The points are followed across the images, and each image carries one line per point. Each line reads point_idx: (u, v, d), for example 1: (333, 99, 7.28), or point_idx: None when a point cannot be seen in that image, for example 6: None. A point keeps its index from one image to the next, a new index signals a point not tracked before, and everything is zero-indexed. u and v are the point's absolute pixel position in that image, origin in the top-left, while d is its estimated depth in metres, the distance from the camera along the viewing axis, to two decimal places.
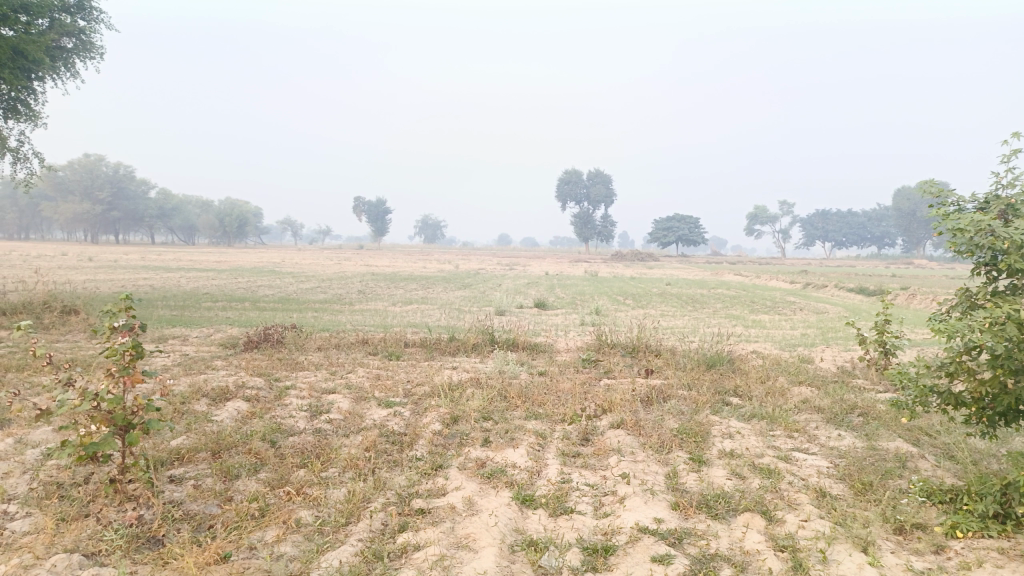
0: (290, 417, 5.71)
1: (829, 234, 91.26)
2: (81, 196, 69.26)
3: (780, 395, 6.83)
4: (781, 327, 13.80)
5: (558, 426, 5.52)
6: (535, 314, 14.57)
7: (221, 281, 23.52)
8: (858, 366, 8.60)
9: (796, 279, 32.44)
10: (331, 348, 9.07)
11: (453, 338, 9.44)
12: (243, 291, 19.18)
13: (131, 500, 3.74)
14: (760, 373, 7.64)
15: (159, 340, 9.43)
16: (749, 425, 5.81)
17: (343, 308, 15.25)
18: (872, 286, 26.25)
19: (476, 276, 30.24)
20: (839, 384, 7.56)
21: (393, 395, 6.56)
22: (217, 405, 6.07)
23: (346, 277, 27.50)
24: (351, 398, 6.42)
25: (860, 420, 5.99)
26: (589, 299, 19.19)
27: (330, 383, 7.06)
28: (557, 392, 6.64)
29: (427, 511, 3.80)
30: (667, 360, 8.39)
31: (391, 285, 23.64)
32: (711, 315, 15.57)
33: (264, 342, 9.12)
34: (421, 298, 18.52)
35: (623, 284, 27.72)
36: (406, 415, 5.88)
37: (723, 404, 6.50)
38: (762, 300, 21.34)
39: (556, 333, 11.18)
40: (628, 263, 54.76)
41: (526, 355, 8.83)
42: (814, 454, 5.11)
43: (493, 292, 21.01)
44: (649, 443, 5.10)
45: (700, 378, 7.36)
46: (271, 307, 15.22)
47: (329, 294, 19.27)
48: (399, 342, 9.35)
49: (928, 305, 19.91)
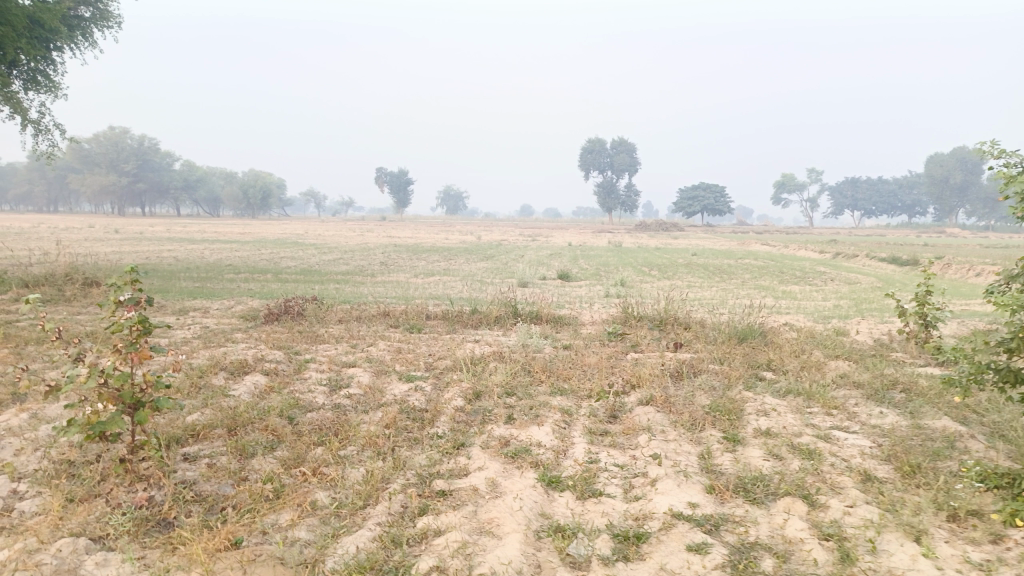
0: (308, 392, 5.55)
1: (858, 203, 89.38)
2: (108, 169, 69.91)
3: (816, 370, 6.56)
4: (812, 298, 13.43)
5: (584, 403, 5.31)
6: (558, 285, 14.31)
7: (245, 252, 23.56)
8: (896, 340, 8.26)
9: (825, 249, 31.66)
10: (351, 320, 8.92)
11: (475, 310, 9.25)
12: (266, 263, 19.16)
13: (143, 480, 3.60)
14: (795, 346, 7.35)
15: (180, 312, 9.36)
16: (785, 402, 5.55)
17: (365, 280, 15.11)
18: (903, 257, 25.55)
19: (498, 247, 29.99)
20: (877, 358, 7.26)
21: (415, 369, 6.40)
22: (235, 379, 5.95)
23: (369, 249, 27.36)
24: (371, 373, 6.26)
25: (902, 397, 5.71)
26: (615, 270, 18.85)
27: (350, 356, 6.91)
28: (583, 366, 6.43)
29: (448, 494, 3.62)
30: (696, 333, 8.12)
31: (413, 256, 23.47)
32: (740, 286, 15.19)
33: (285, 314, 9.00)
34: (443, 269, 18.35)
35: (648, 255, 27.27)
36: (427, 390, 5.70)
37: (756, 379, 6.25)
38: (790, 270, 20.84)
39: (580, 305, 10.95)
40: (653, 233, 54.06)
41: (550, 328, 8.62)
42: (856, 433, 4.86)
43: (516, 263, 20.76)
44: (681, 421, 4.87)
45: (732, 352, 7.09)
46: (292, 279, 15.13)
47: (351, 265, 19.20)
48: (421, 315, 9.18)
49: (963, 277, 19.28)
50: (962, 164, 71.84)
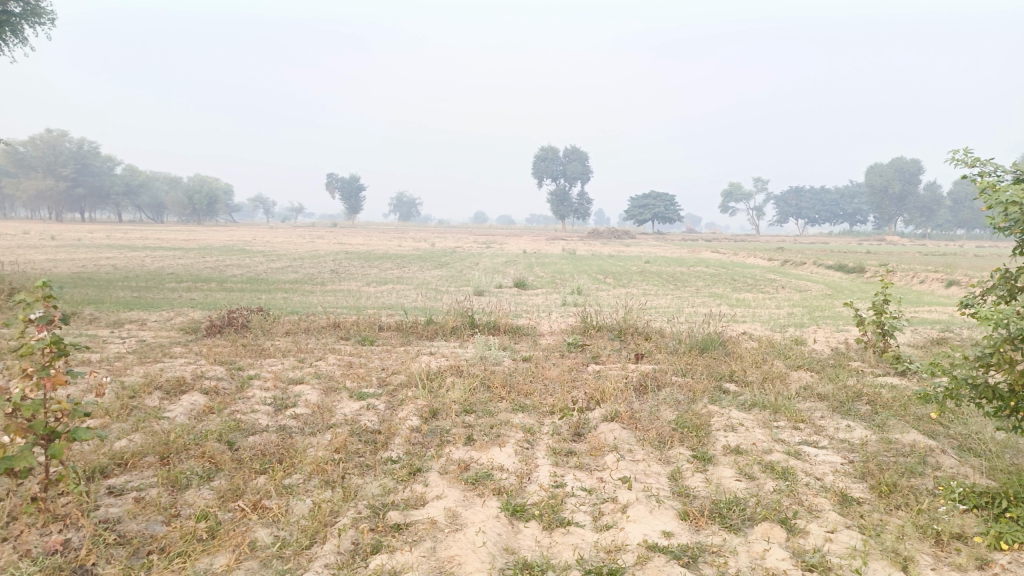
0: (251, 412, 5.16)
1: (803, 211, 91.65)
2: (44, 174, 67.28)
3: (779, 381, 6.44)
4: (766, 305, 13.49)
5: (547, 420, 5.06)
6: (514, 294, 14.08)
7: (189, 260, 22.74)
8: (854, 349, 8.24)
9: (775, 256, 32.17)
10: (299, 332, 8.50)
11: (430, 321, 8.92)
12: (210, 271, 18.48)
13: (58, 520, 3.19)
14: (756, 357, 7.24)
15: (114, 325, 8.80)
16: (751, 416, 5.39)
17: (314, 289, 14.61)
18: (850, 263, 26.11)
19: (451, 255, 29.65)
20: (838, 367, 7.19)
21: (367, 385, 6.05)
22: (171, 398, 5.52)
23: (319, 256, 26.69)
24: (320, 390, 5.90)
25: (868, 409, 5.61)
26: (570, 278, 18.69)
27: (298, 372, 6.53)
28: (544, 380, 6.17)
29: (404, 527, 3.32)
30: (657, 344, 7.95)
31: (364, 264, 22.94)
32: (696, 294, 15.15)
33: (228, 326, 8.53)
34: (396, 277, 17.95)
35: (602, 262, 27.23)
36: (380, 408, 5.37)
37: (720, 391, 6.09)
38: (743, 278, 21.00)
39: (538, 314, 10.73)
40: (605, 240, 54.38)
41: (508, 339, 8.36)
42: (826, 449, 4.73)
43: (470, 271, 20.44)
44: (648, 438, 4.66)
45: (694, 364, 6.94)
46: (238, 288, 14.54)
47: (300, 273, 18.65)
48: (373, 326, 8.80)
49: (908, 284, 19.70)
50: (901, 174, 74.27)
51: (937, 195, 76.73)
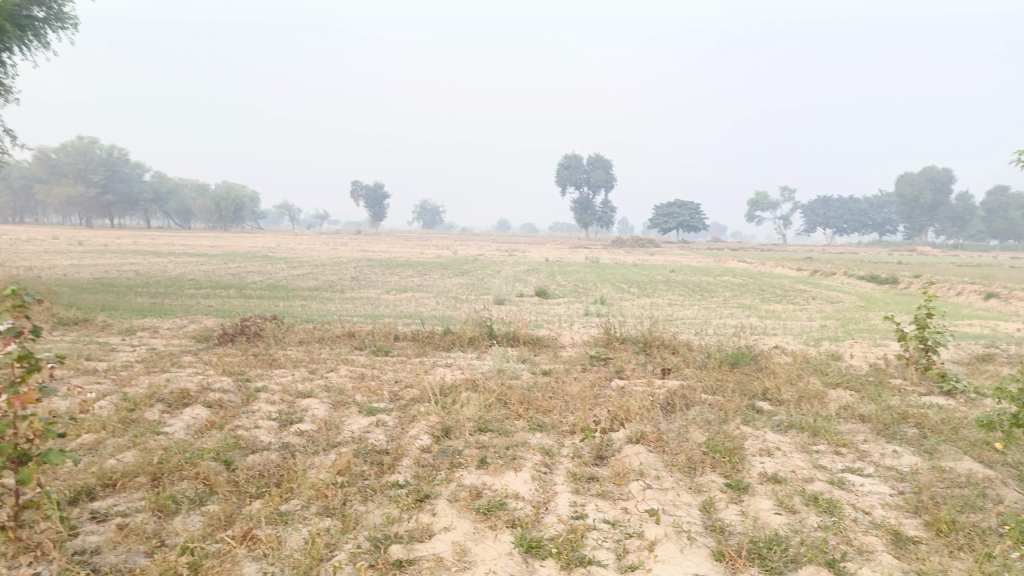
0: (254, 429, 4.88)
1: (831, 221, 90.25)
2: (75, 180, 68.37)
3: (816, 401, 6.02)
4: (797, 317, 13.01)
5: (566, 441, 4.72)
6: (536, 303, 13.75)
7: (211, 266, 22.71)
8: (894, 364, 7.78)
9: (803, 266, 31.43)
10: (312, 342, 8.24)
11: (447, 331, 8.61)
12: (230, 278, 18.38)
13: (28, 553, 2.92)
14: (791, 373, 6.83)
15: (126, 333, 8.61)
16: (788, 439, 5.00)
17: (332, 296, 14.41)
18: (882, 274, 25.40)
19: (473, 262, 29.39)
20: (878, 385, 6.76)
21: (378, 399, 5.75)
22: (172, 412, 5.26)
23: (340, 263, 26.57)
24: (328, 404, 5.61)
25: (915, 432, 5.19)
26: (593, 287, 18.31)
27: (307, 384, 6.26)
28: (564, 397, 5.83)
29: (407, 564, 3.00)
30: (684, 358, 7.57)
31: (385, 271, 22.76)
32: (723, 305, 14.71)
33: (240, 335, 8.29)
34: (417, 285, 17.72)
35: (626, 271, 26.81)
36: (389, 425, 5.06)
37: (753, 411, 5.71)
38: (772, 288, 20.50)
39: (559, 324, 10.39)
40: (628, 249, 54.00)
41: (528, 351, 8.03)
42: (872, 478, 4.33)
43: (491, 279, 20.19)
44: (676, 463, 4.30)
45: (724, 380, 6.55)
46: (256, 295, 14.40)
47: (320, 280, 18.48)
48: (389, 336, 8.52)
49: (943, 296, 19.06)
50: (931, 183, 72.92)
51: (969, 205, 75.16)
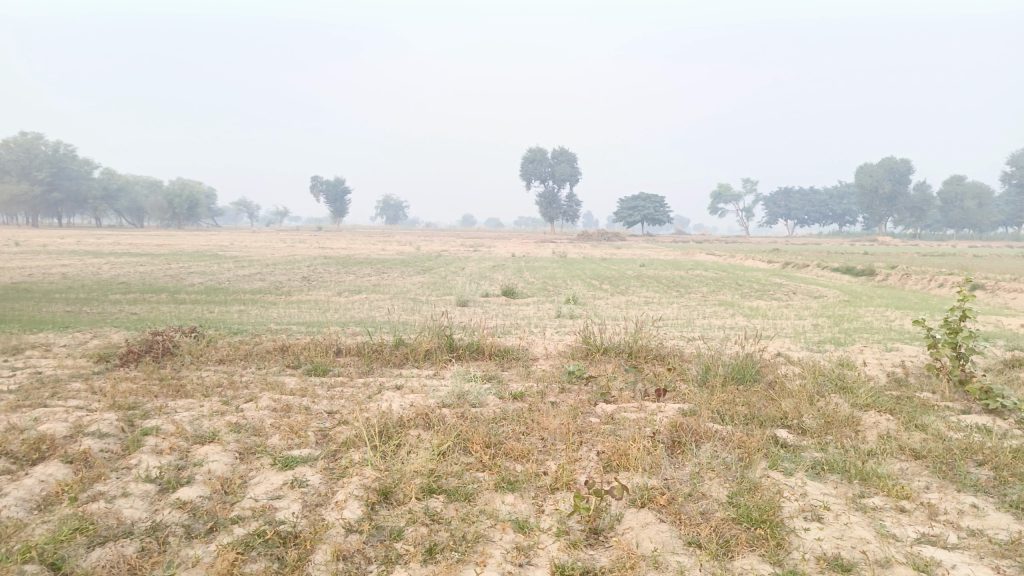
0: (119, 501, 3.55)
1: (793, 212, 90.73)
2: (19, 177, 65.05)
3: (849, 430, 4.90)
4: (786, 315, 11.99)
5: (548, 508, 3.49)
6: (503, 303, 12.51)
7: (151, 267, 20.97)
8: (919, 375, 6.70)
9: (773, 258, 30.72)
10: (235, 361, 6.87)
11: (398, 342, 7.31)
12: (168, 280, 16.74)
13: None
14: (809, 392, 5.71)
15: (11, 352, 7.13)
16: (834, 491, 3.84)
17: (276, 300, 12.99)
18: (854, 265, 24.75)
19: (435, 258, 28.00)
20: (912, 402, 5.68)
21: (300, 443, 4.44)
22: (15, 472, 3.90)
23: (295, 261, 24.97)
24: (235, 452, 4.29)
25: (988, 474, 4.06)
26: (563, 284, 17.13)
27: (214, 422, 4.91)
28: (541, 433, 4.60)
29: None
30: (679, 374, 6.40)
31: (340, 270, 21.28)
32: (703, 302, 13.63)
33: (147, 354, 6.88)
34: (373, 285, 16.35)
35: (595, 265, 25.79)
36: (309, 485, 3.78)
37: (777, 446, 4.54)
38: (747, 282, 19.63)
39: (528, 330, 9.19)
40: (593, 242, 53.03)
41: (494, 367, 6.81)
42: (963, 553, 3.19)
43: (453, 277, 18.87)
44: (702, 546, 3.11)
45: (734, 403, 5.38)
46: (190, 300, 12.90)
47: (268, 281, 16.97)
48: (330, 350, 7.20)
49: (924, 287, 18.38)
50: (890, 174, 73.45)
51: (927, 194, 76.00)
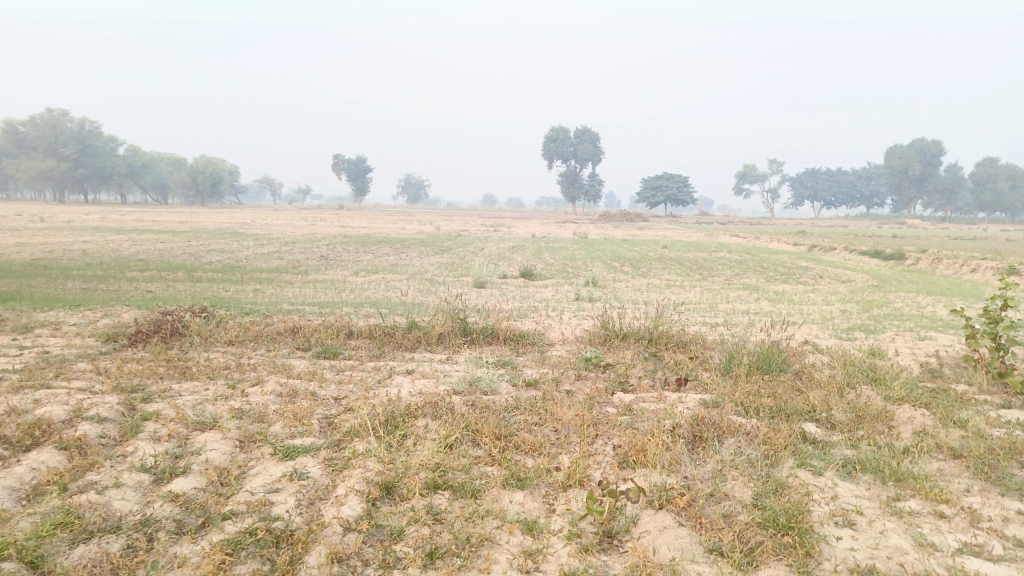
0: (110, 492, 3.39)
1: (820, 194, 89.18)
2: (45, 154, 65.69)
3: (881, 426, 4.62)
4: (812, 300, 11.61)
5: (560, 508, 3.27)
6: (521, 285, 12.26)
7: (170, 245, 20.97)
8: (956, 366, 6.36)
9: (798, 241, 30.12)
10: (244, 342, 6.72)
11: (410, 325, 7.11)
12: (186, 258, 16.69)
13: None
14: (839, 384, 5.43)
15: (20, 331, 7.04)
16: (867, 494, 3.58)
17: (292, 279, 12.85)
18: (883, 249, 24.09)
19: (455, 238, 27.75)
20: (949, 396, 5.37)
21: (303, 432, 4.26)
22: (7, 459, 3.76)
23: (314, 240, 24.86)
24: (236, 440, 4.12)
25: None
26: (583, 266, 16.85)
27: (217, 407, 4.75)
28: (555, 425, 4.39)
29: None
30: (701, 362, 6.13)
31: (358, 249, 21.12)
32: (727, 286, 13.27)
33: (155, 334, 6.75)
34: (391, 264, 16.17)
35: (616, 246, 25.40)
36: (310, 478, 3.60)
37: (806, 443, 4.28)
38: (772, 265, 19.16)
39: (545, 313, 8.95)
40: (614, 223, 52.44)
41: (508, 352, 6.58)
42: (1011, 567, 2.92)
43: (472, 258, 18.62)
44: (724, 556, 2.87)
45: (759, 395, 5.12)
46: (206, 278, 12.80)
47: (285, 260, 16.86)
48: (341, 332, 7.02)
49: (955, 271, 17.83)
50: (921, 155, 71.73)
51: (959, 176, 74.19)
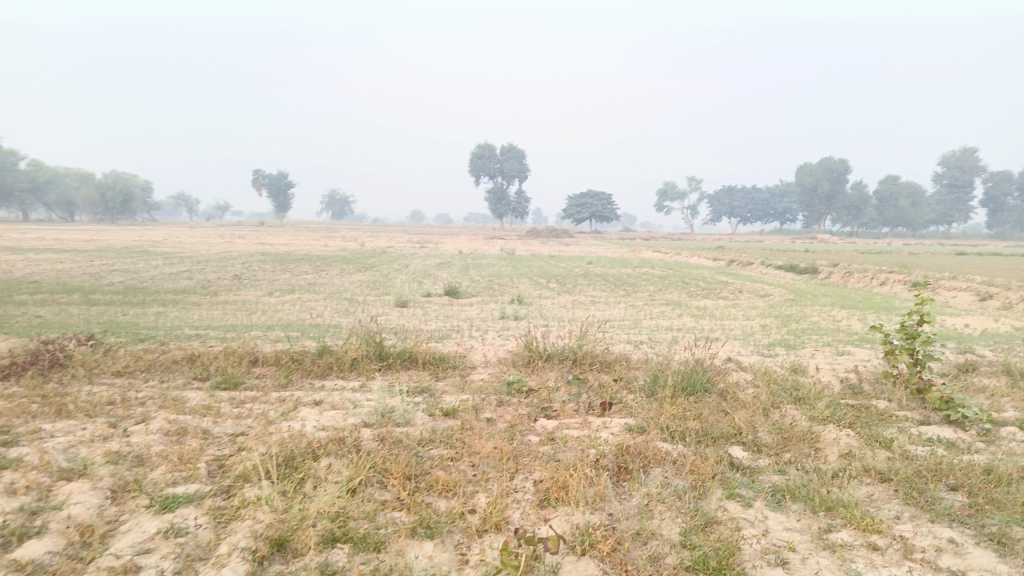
0: None
1: (737, 210, 92.42)
2: None
3: (808, 448, 4.49)
4: (733, 315, 11.71)
5: (473, 560, 2.95)
6: (444, 304, 11.91)
7: (70, 265, 19.60)
8: (875, 382, 6.37)
9: (717, 255, 30.94)
10: (136, 374, 6.12)
11: (321, 351, 6.66)
12: (86, 279, 15.57)
13: None
14: (764, 404, 5.30)
15: None
16: (799, 526, 3.40)
17: (200, 300, 12.11)
18: (798, 263, 24.88)
19: (378, 255, 27.14)
20: (871, 414, 5.33)
21: (189, 477, 3.79)
22: None
23: (228, 258, 23.80)
24: (109, 490, 3.63)
25: (963, 501, 3.69)
26: (508, 283, 16.63)
27: (92, 451, 4.21)
28: (471, 458, 4.07)
29: None
30: (625, 384, 5.92)
31: (276, 268, 20.30)
32: (651, 302, 13.28)
33: (30, 366, 6.06)
34: (309, 283, 15.52)
35: (542, 262, 25.41)
36: (191, 534, 3.17)
37: (734, 469, 4.10)
38: (694, 280, 19.43)
39: (466, 334, 8.63)
40: (540, 239, 52.66)
41: (425, 377, 6.22)
42: None
43: (395, 276, 18.12)
44: None
45: (685, 418, 4.93)
46: (104, 301, 11.90)
47: (196, 280, 15.97)
48: (245, 360, 6.50)
49: (865, 284, 18.51)
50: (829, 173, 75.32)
51: (864, 193, 78.21)
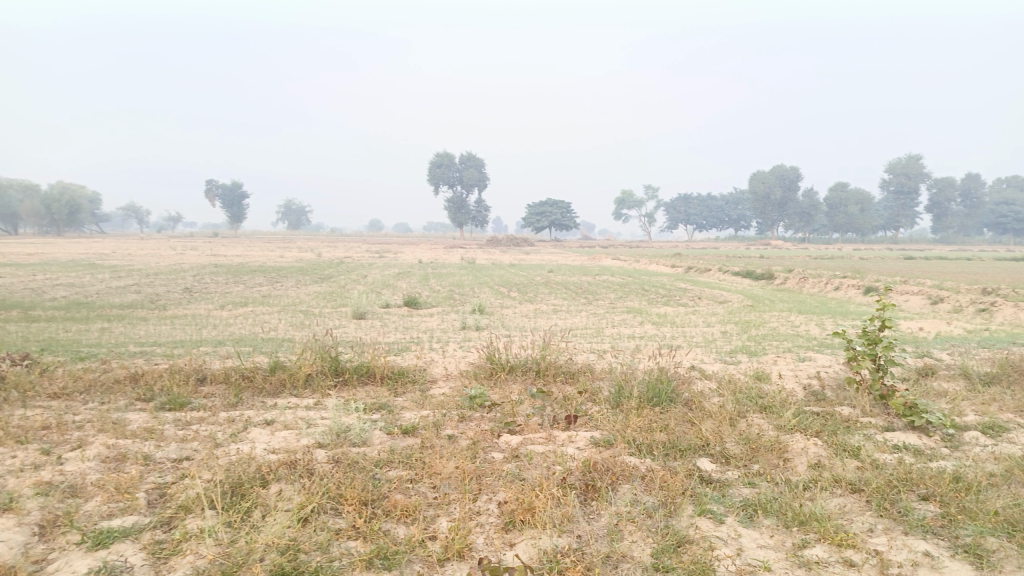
0: None
1: (693, 217, 93.75)
2: None
3: (776, 458, 4.40)
4: (694, 322, 11.71)
5: None
6: (403, 316, 11.65)
7: (9, 280, 18.73)
8: (839, 388, 6.34)
9: (676, 262, 31.23)
10: (74, 395, 5.76)
11: (274, 367, 6.38)
12: (26, 295, 14.89)
13: None
14: (731, 413, 5.21)
15: None
16: (774, 543, 3.29)
17: (148, 315, 11.63)
18: (755, 268, 25.21)
19: (335, 266, 26.67)
20: (837, 421, 5.28)
21: (127, 509, 3.52)
22: None
23: (180, 270, 23.09)
24: (36, 526, 3.33)
25: (935, 512, 3.62)
26: (468, 293, 16.44)
27: (20, 481, 3.89)
28: (432, 479, 3.87)
29: None
30: (590, 396, 5.78)
31: (230, 280, 19.75)
32: (612, 310, 13.21)
33: None
34: (264, 296, 15.09)
35: (502, 271, 25.29)
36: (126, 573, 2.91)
37: (704, 484, 3.97)
38: (654, 287, 19.48)
39: (426, 346, 8.41)
40: (500, 248, 52.49)
41: (383, 393, 5.99)
42: None
43: (353, 286, 17.76)
44: None
45: (652, 430, 4.80)
46: (44, 317, 11.34)
47: (144, 294, 15.39)
48: (193, 378, 6.19)
49: (820, 289, 18.80)
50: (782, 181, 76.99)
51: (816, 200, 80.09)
